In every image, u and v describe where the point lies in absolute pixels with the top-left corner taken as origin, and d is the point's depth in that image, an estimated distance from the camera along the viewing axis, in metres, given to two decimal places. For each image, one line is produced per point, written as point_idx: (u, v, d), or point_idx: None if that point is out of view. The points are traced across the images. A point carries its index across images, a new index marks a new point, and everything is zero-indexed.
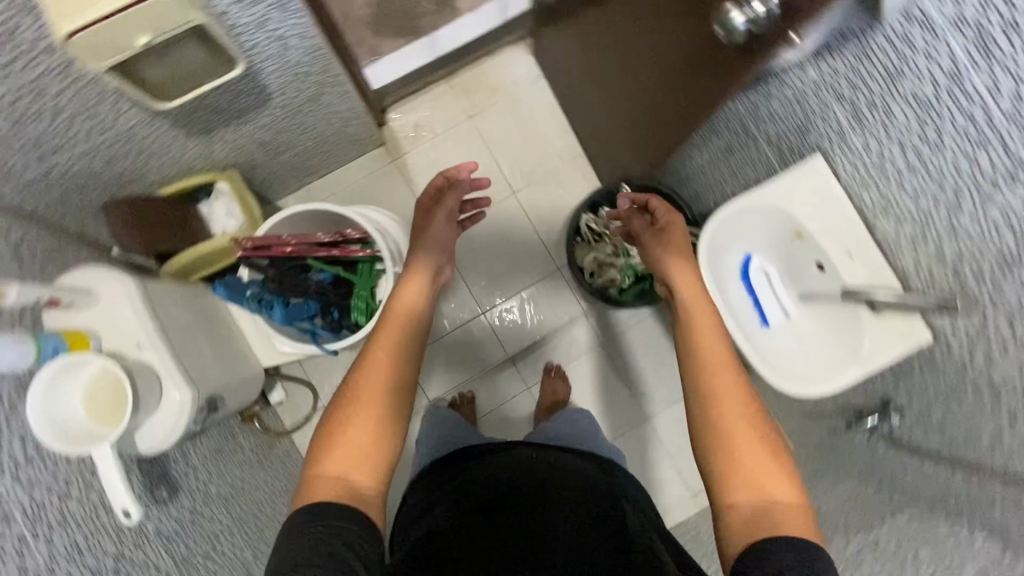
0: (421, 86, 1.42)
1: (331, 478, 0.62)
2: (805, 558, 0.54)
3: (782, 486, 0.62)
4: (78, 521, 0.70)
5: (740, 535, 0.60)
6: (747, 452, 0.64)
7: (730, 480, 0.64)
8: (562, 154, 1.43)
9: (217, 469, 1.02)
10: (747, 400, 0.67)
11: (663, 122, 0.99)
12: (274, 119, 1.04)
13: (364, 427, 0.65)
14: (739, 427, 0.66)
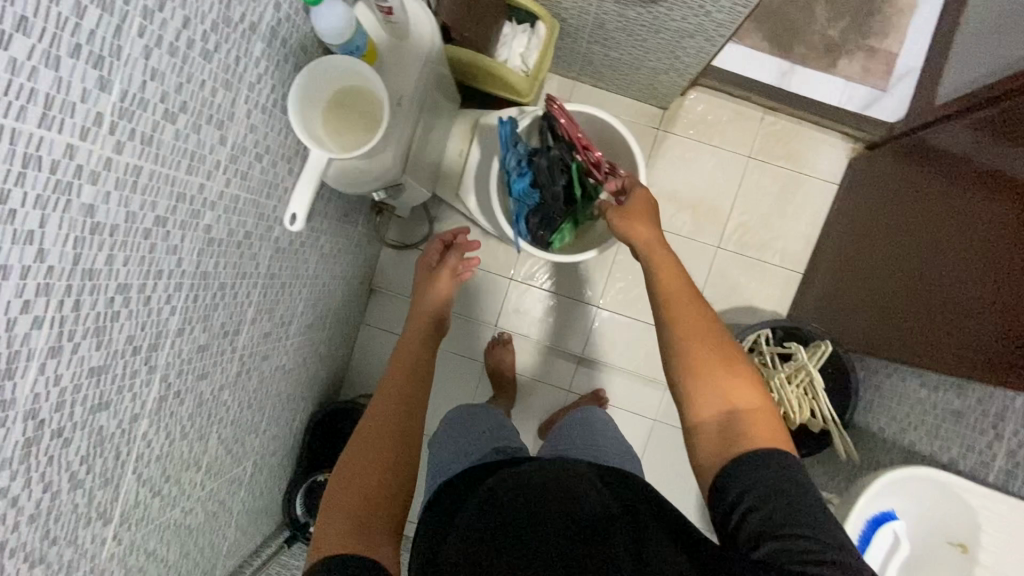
0: (740, 95, 1.31)
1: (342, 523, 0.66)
2: (772, 480, 0.59)
3: (747, 398, 0.68)
4: (252, 184, 0.71)
5: (713, 453, 0.65)
6: (711, 371, 0.70)
7: (698, 403, 0.69)
8: (785, 257, 1.34)
9: (335, 226, 1.03)
10: (710, 339, 0.73)
11: (927, 339, 0.90)
12: (636, 18, 0.98)
13: (371, 469, 0.72)
14: (718, 376, 0.70)
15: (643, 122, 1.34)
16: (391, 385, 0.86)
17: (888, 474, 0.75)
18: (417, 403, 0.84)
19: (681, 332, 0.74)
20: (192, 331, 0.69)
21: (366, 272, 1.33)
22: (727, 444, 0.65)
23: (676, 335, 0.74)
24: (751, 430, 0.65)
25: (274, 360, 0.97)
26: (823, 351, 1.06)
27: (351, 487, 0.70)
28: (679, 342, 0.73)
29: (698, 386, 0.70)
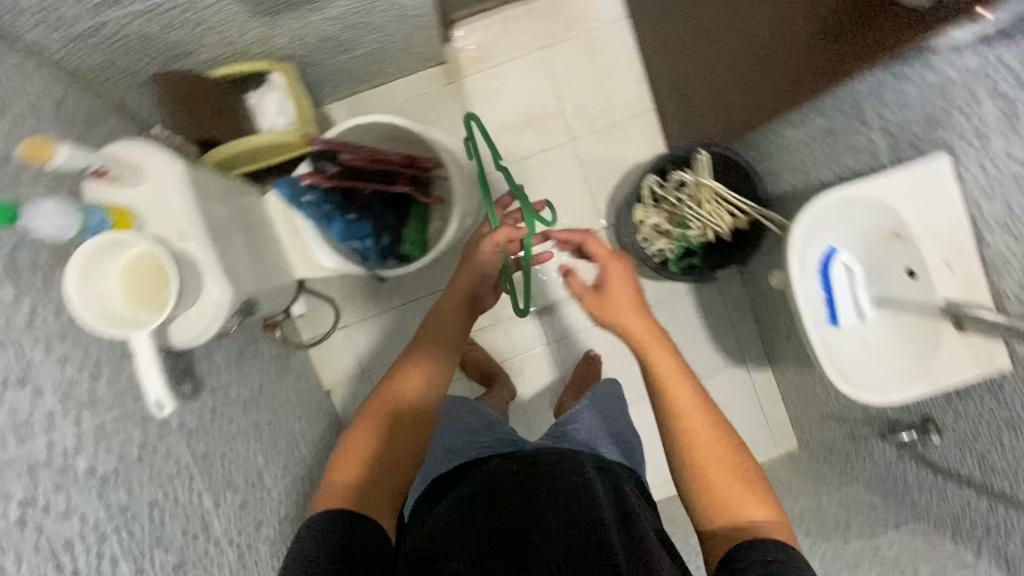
0: (493, 4, 1.31)
1: (339, 485, 0.72)
2: (768, 554, 0.62)
3: (758, 504, 0.70)
4: (107, 402, 0.68)
5: (721, 537, 0.68)
6: (714, 471, 0.72)
7: (710, 500, 0.71)
8: (630, 107, 1.34)
9: (239, 372, 1.00)
10: (709, 425, 0.75)
11: (781, 89, 0.90)
12: (344, 12, 0.95)
13: (378, 429, 0.78)
14: (717, 470, 0.72)
15: (433, 87, 1.32)
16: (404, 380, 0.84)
17: (801, 212, 0.77)
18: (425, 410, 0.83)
19: (689, 440, 0.75)
20: (155, 561, 0.67)
21: (309, 383, 1.30)
22: (734, 532, 0.68)
23: (685, 439, 0.75)
24: (755, 526, 0.67)
25: (272, 518, 0.94)
26: (704, 160, 1.07)
27: (354, 446, 0.76)
28: (687, 440, 0.75)
29: (706, 480, 0.72)
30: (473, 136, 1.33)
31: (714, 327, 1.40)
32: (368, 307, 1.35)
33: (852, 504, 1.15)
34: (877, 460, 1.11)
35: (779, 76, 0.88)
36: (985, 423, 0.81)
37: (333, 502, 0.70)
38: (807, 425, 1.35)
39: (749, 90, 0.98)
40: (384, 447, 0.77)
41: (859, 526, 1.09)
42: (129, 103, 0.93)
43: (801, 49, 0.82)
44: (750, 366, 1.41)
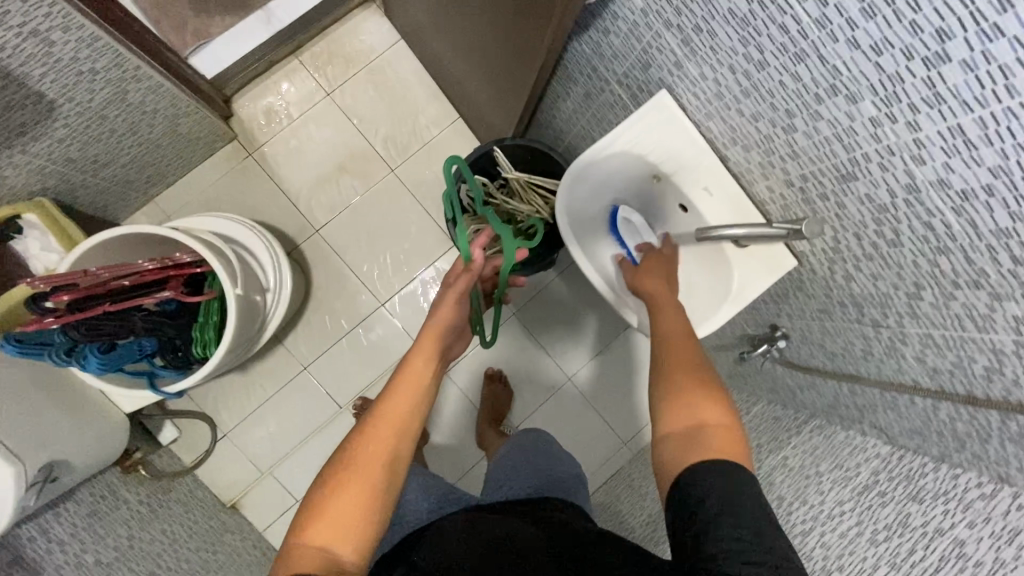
0: (265, 66, 1.28)
1: (315, 547, 0.58)
2: (728, 483, 0.52)
3: (721, 412, 0.59)
4: None
5: (677, 458, 0.57)
6: (693, 392, 0.61)
7: (671, 409, 0.61)
8: (437, 121, 1.33)
9: (91, 533, 0.92)
10: (684, 354, 0.66)
11: (516, 69, 0.91)
12: (71, 128, 0.90)
13: (364, 486, 0.62)
14: (693, 382, 0.62)
15: (233, 166, 1.27)
16: (378, 421, 0.67)
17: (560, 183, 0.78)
18: (406, 454, 0.67)
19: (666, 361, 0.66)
20: None
21: (205, 505, 1.22)
22: (693, 449, 0.56)
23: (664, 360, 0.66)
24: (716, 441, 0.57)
25: None
26: (501, 155, 1.06)
27: (338, 496, 0.62)
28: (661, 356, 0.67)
29: (677, 388, 0.62)
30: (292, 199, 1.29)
31: None
32: (243, 406, 1.28)
33: (762, 425, 1.16)
34: (765, 377, 1.12)
35: (516, 57, 0.90)
36: (812, 317, 0.83)
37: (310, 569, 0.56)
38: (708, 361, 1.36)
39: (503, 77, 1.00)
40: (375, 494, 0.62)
41: (767, 444, 1.09)
42: None
43: (516, 29, 0.83)
44: None
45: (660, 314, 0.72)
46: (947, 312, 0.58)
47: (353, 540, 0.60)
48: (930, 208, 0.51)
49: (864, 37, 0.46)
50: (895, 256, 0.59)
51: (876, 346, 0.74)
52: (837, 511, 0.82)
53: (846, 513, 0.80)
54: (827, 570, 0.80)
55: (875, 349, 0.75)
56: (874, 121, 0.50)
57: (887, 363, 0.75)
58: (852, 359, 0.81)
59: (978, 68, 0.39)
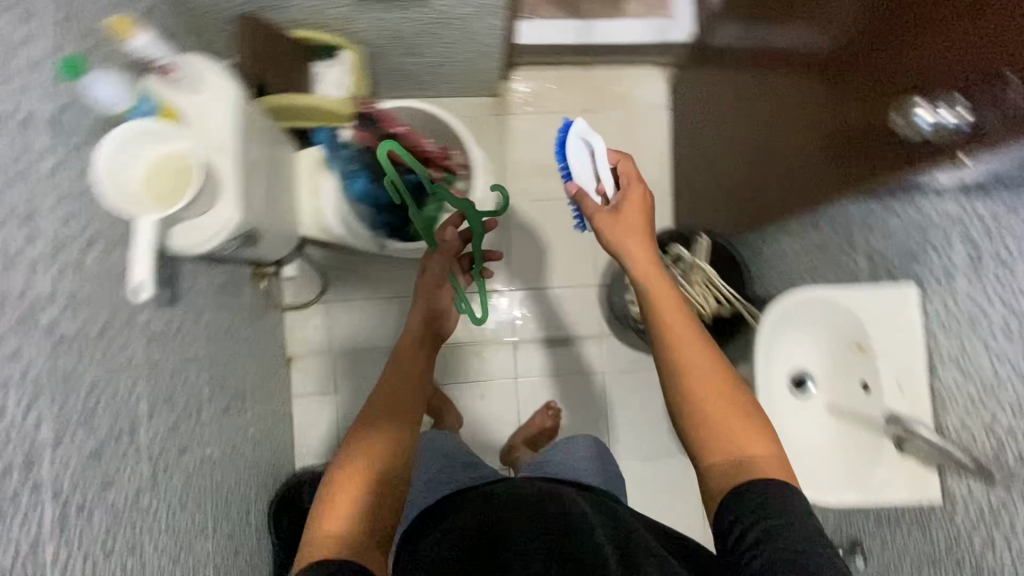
0: (556, 61, 1.44)
1: (333, 530, 0.67)
2: (772, 508, 0.64)
3: (755, 445, 0.71)
4: (92, 274, 0.70)
5: (722, 479, 0.70)
6: (738, 425, 0.72)
7: (711, 443, 0.73)
8: (652, 185, 1.44)
9: (214, 303, 1.02)
10: (717, 378, 0.75)
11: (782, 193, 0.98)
12: (425, 18, 1.05)
13: (351, 492, 0.70)
14: (733, 426, 0.73)
15: (481, 114, 1.42)
16: (376, 416, 0.77)
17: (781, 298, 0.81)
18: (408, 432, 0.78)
19: (693, 401, 0.75)
20: (77, 439, 0.65)
21: (275, 343, 1.31)
22: (736, 473, 0.70)
23: (693, 410, 0.75)
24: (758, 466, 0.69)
25: (197, 454, 0.92)
26: (704, 242, 1.15)
27: (343, 495, 0.70)
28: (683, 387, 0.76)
29: (719, 439, 0.72)
30: (504, 166, 1.43)
31: None
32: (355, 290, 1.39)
33: None
34: None
35: (787, 185, 0.98)
36: (910, 556, 0.82)
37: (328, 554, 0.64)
38: None
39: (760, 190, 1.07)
40: (372, 487, 0.71)
41: None
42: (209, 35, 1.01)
43: (806, 167, 0.91)
44: None
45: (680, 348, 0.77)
46: None
47: (367, 511, 0.69)
48: None
49: None
50: None
51: None
52: None
53: None
54: None
55: None
56: None
57: None
58: None
59: None
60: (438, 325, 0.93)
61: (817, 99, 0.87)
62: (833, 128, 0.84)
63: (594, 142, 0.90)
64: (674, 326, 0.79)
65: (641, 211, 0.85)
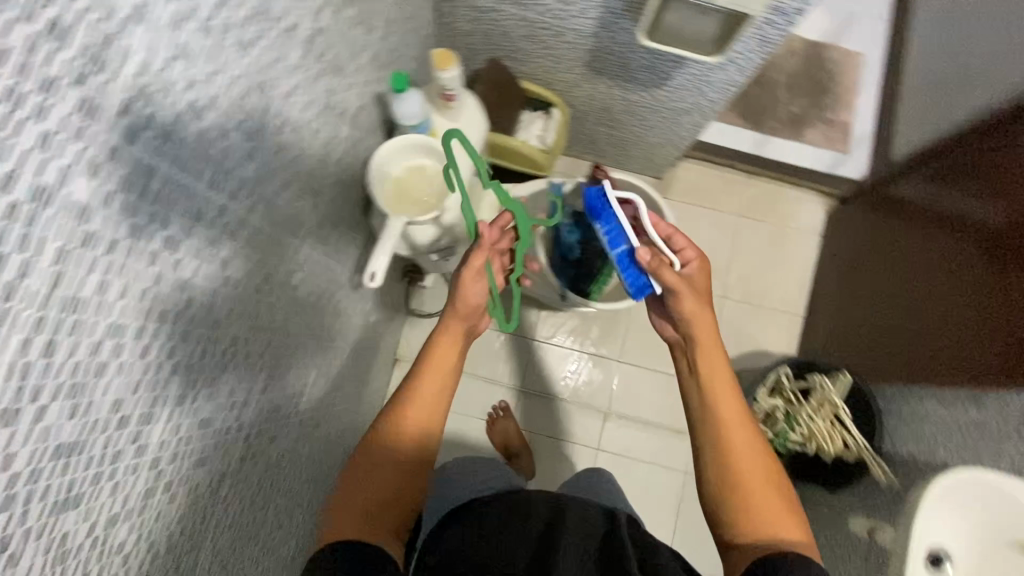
0: (724, 163, 1.50)
1: (357, 509, 0.67)
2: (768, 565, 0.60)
3: (790, 526, 0.67)
4: (326, 248, 0.77)
5: (748, 546, 0.66)
6: (756, 496, 0.68)
7: (734, 484, 0.69)
8: (786, 304, 1.44)
9: (376, 294, 1.09)
10: (734, 414, 0.72)
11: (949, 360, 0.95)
12: (640, 100, 1.13)
13: (388, 458, 0.71)
14: (742, 464, 0.70)
15: None
16: (406, 411, 0.73)
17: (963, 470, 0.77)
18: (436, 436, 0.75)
19: (731, 460, 0.70)
20: (270, 390, 0.70)
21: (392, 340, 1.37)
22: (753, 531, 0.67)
23: (726, 453, 0.71)
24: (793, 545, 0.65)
25: (324, 429, 0.96)
26: (843, 380, 1.14)
27: (366, 490, 0.69)
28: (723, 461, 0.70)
29: (740, 490, 0.69)
30: None
31: None
32: None
33: None
34: None
35: (951, 354, 0.95)
36: None
37: (352, 530, 0.65)
38: None
39: (925, 351, 1.02)
40: (394, 483, 0.71)
41: None
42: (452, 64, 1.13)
43: (982, 345, 0.89)
44: None
45: (714, 390, 0.74)
46: None
47: (394, 494, 0.70)
48: None
49: None
50: None
51: None
52: None
53: None
54: None
55: None
56: None
57: None
58: None
59: None
60: (471, 327, 0.82)
61: (1011, 281, 0.86)
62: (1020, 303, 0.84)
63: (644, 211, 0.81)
64: (688, 317, 0.76)
65: (705, 296, 0.77)
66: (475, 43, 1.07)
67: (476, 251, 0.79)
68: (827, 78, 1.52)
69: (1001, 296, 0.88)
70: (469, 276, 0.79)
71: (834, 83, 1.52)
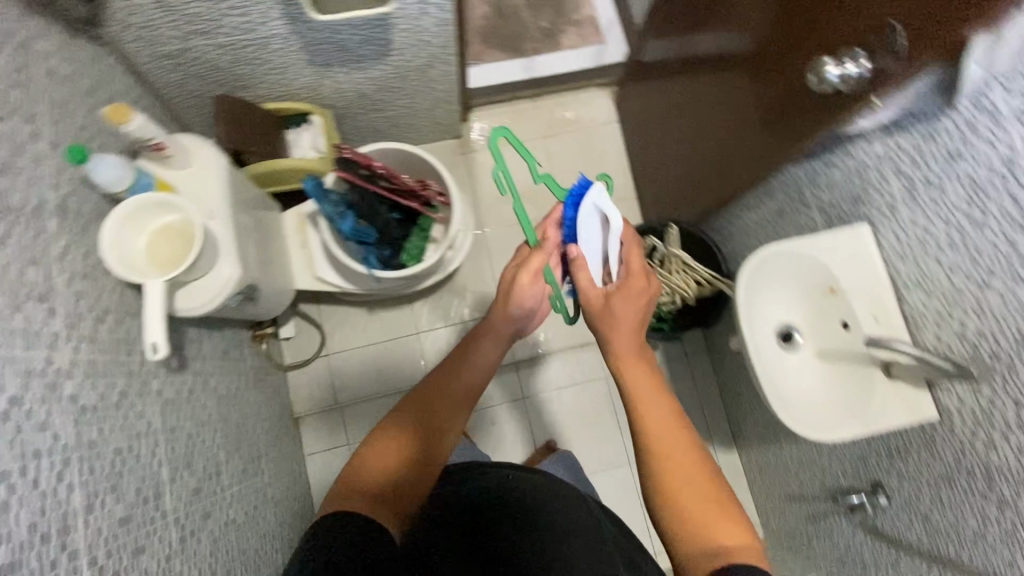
0: (508, 98, 1.56)
1: (367, 483, 0.75)
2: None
3: (738, 533, 0.69)
4: (104, 345, 0.73)
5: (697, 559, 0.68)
6: (695, 498, 0.72)
7: (677, 509, 0.72)
8: (617, 193, 1.53)
9: (219, 367, 1.04)
10: (672, 428, 0.76)
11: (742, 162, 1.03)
12: (382, 75, 1.14)
13: (415, 435, 0.80)
14: (688, 489, 0.72)
15: (448, 156, 1.52)
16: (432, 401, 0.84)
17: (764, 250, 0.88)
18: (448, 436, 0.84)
19: (673, 480, 0.73)
20: (104, 506, 0.66)
21: (282, 403, 1.32)
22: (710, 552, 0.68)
23: (671, 482, 0.73)
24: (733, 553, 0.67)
25: (220, 516, 0.90)
26: (675, 231, 1.22)
27: (390, 470, 0.77)
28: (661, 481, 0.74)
29: (679, 502, 0.72)
30: (477, 198, 1.51)
31: (685, 403, 1.45)
32: (353, 338, 1.42)
33: None
34: (836, 540, 1.10)
35: (739, 159, 1.04)
36: (927, 482, 0.85)
37: (362, 497, 0.73)
38: (772, 512, 1.34)
39: (721, 168, 1.11)
40: (406, 466, 0.78)
41: None
42: (188, 119, 1.09)
43: (755, 138, 0.98)
44: (718, 447, 1.45)
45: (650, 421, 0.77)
46: None
47: (411, 476, 0.78)
48: None
49: None
50: None
51: (991, 531, 0.76)
52: None
53: None
54: None
55: (988, 533, 0.77)
56: None
57: (994, 552, 0.77)
58: (956, 541, 0.83)
59: None
60: (516, 327, 0.90)
61: (751, 72, 0.94)
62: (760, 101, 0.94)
63: (613, 220, 0.76)
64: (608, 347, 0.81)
65: (637, 291, 0.80)
66: (196, 89, 1.04)
67: (535, 256, 0.83)
68: None
69: (749, 89, 0.96)
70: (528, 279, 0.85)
71: None
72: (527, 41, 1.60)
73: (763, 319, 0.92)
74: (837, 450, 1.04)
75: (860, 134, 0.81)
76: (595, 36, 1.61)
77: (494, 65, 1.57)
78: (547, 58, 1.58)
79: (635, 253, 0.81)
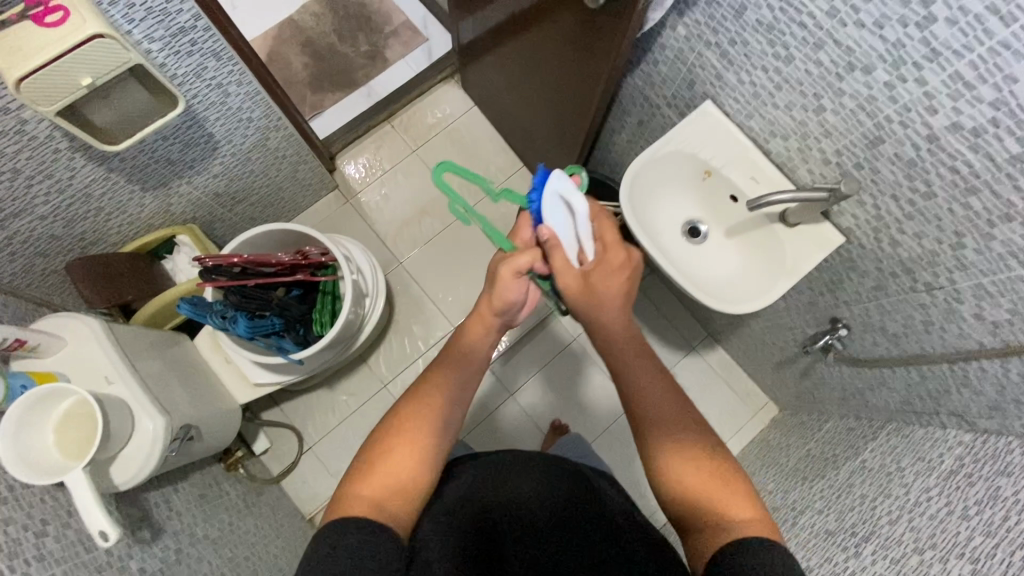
0: (364, 131, 1.55)
1: (363, 499, 0.59)
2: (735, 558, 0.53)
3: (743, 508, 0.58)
4: (56, 556, 0.68)
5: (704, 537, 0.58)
6: (699, 479, 0.61)
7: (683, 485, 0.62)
8: (505, 170, 1.54)
9: (201, 513, 1.00)
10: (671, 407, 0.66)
11: (583, 96, 1.05)
12: (224, 168, 1.12)
13: (414, 434, 0.64)
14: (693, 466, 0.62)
15: (334, 210, 1.50)
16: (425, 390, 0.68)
17: (633, 163, 0.87)
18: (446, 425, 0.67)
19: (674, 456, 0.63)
20: None
21: (288, 514, 1.28)
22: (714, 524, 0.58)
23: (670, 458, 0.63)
24: (737, 529, 0.56)
25: None
26: None
27: (382, 464, 0.62)
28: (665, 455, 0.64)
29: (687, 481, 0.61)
30: (379, 236, 1.49)
31: (655, 327, 1.47)
32: (327, 421, 1.40)
33: (834, 438, 1.11)
34: (831, 383, 1.13)
35: (579, 93, 1.06)
36: (869, 299, 0.89)
37: (363, 512, 0.57)
38: (773, 385, 1.38)
39: (571, 109, 1.13)
40: (404, 465, 0.62)
41: (844, 453, 1.03)
42: (54, 298, 1.04)
43: (582, 69, 1.00)
44: (702, 351, 1.47)
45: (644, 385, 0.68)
46: (990, 254, 0.67)
47: (409, 480, 0.62)
48: (951, 152, 0.62)
49: (868, 17, 0.60)
50: (932, 209, 0.68)
51: (935, 313, 0.80)
52: (936, 484, 0.78)
53: (952, 479, 0.76)
54: (886, 544, 0.76)
55: (935, 317, 0.81)
56: (890, 85, 0.63)
57: (949, 330, 0.80)
58: (917, 336, 0.86)
59: (973, 11, 0.52)
60: (508, 319, 0.73)
61: (552, 9, 0.96)
62: (566, 32, 0.96)
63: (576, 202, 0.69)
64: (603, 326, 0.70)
65: (619, 264, 0.70)
66: (46, 266, 0.99)
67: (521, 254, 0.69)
68: (361, 10, 1.63)
69: (558, 27, 0.98)
70: (508, 275, 0.69)
71: (368, 9, 1.63)
72: (356, 71, 1.59)
73: (667, 227, 0.95)
74: (792, 306, 1.07)
75: (663, 23, 0.84)
76: (416, 38, 1.61)
77: (336, 107, 1.56)
78: (382, 79, 1.58)
79: (610, 235, 0.71)
